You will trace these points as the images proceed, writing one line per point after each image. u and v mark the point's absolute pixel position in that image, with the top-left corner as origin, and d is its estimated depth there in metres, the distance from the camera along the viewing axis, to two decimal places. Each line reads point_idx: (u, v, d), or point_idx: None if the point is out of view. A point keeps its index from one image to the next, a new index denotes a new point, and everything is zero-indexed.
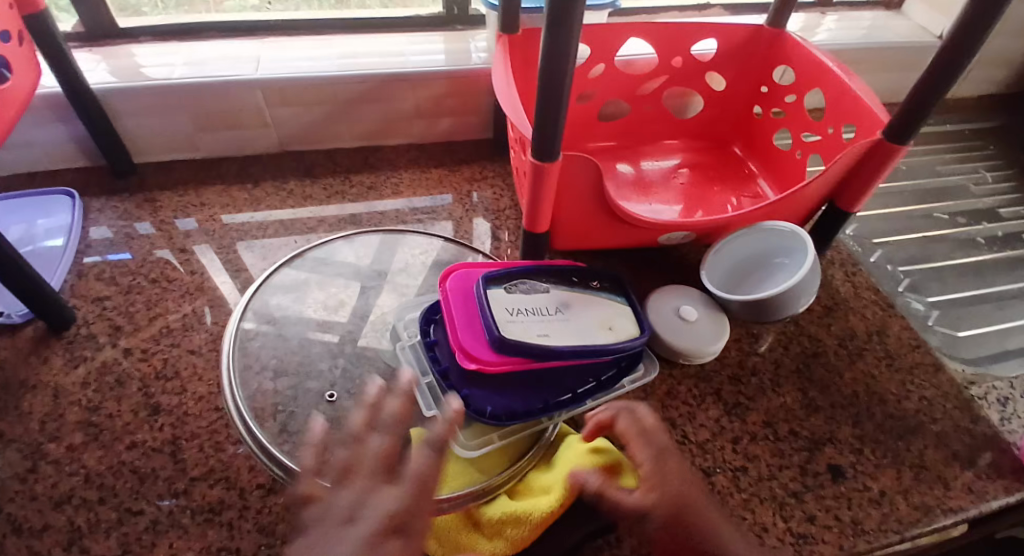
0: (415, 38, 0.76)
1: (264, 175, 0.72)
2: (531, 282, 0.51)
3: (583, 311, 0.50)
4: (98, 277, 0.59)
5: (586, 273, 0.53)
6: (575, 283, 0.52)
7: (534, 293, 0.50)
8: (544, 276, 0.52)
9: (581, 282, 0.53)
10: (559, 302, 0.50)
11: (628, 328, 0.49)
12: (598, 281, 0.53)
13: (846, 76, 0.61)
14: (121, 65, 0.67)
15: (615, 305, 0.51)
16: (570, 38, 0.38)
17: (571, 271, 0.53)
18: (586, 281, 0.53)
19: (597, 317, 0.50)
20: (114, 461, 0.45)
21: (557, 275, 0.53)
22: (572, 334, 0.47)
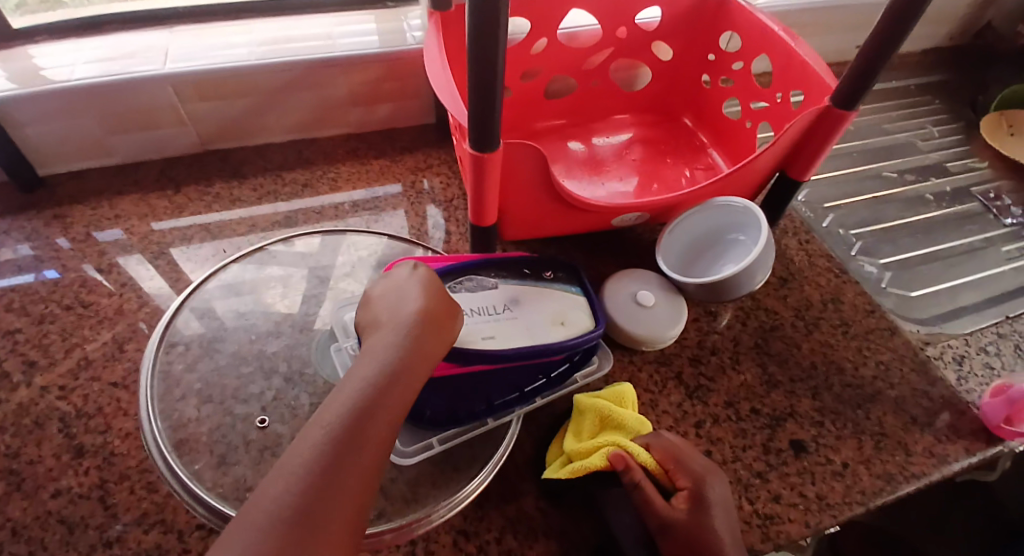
0: (344, 19, 0.71)
1: (187, 179, 0.66)
2: (479, 278, 0.48)
3: (534, 307, 0.47)
4: (7, 308, 0.54)
5: (539, 263, 0.50)
6: (527, 274, 0.49)
7: (480, 289, 0.47)
8: (494, 269, 0.48)
9: (532, 273, 0.49)
10: (508, 298, 0.47)
11: (582, 321, 0.46)
12: (552, 271, 0.50)
13: (789, 40, 0.59)
14: (17, 67, 0.60)
15: (569, 298, 0.48)
16: (498, 14, 0.35)
17: (524, 262, 0.49)
18: (538, 271, 0.49)
19: (550, 312, 0.47)
20: (38, 512, 0.42)
21: (507, 267, 0.49)
22: (521, 333, 0.44)
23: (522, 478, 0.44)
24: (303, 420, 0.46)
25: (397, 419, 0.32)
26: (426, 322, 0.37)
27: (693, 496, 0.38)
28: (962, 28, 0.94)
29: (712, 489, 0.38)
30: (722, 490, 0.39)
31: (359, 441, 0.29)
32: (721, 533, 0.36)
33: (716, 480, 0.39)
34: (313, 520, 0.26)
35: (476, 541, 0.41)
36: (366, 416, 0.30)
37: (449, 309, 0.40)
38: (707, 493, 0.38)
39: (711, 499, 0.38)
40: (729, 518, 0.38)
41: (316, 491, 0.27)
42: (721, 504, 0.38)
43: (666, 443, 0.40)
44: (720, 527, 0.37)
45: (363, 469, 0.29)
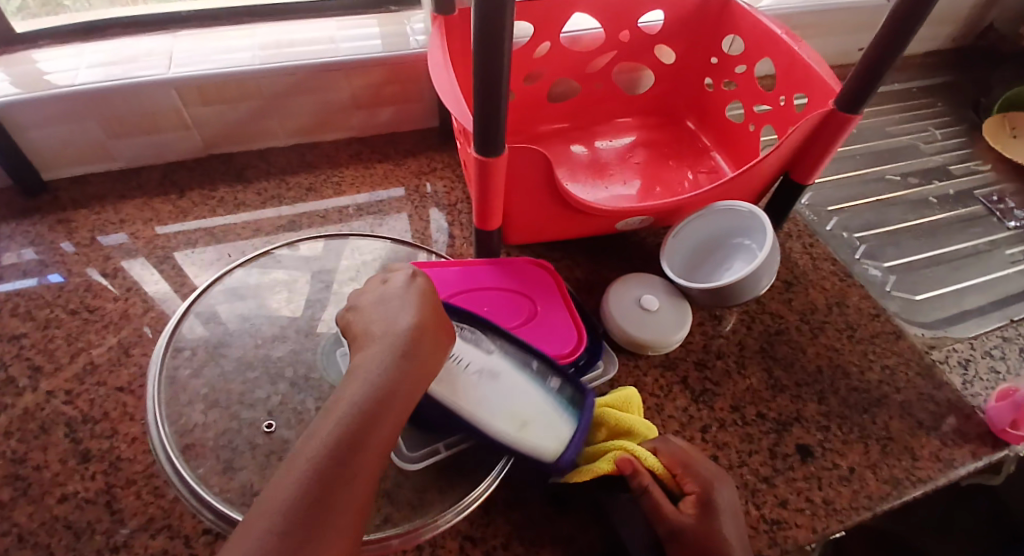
0: (347, 23, 0.71)
1: (191, 183, 0.67)
2: (475, 330, 0.45)
3: (509, 394, 0.43)
4: (12, 312, 0.54)
5: (549, 366, 0.45)
6: (527, 359, 0.45)
7: (469, 343, 0.45)
8: (495, 332, 0.46)
9: (536, 367, 0.44)
10: (492, 369, 0.43)
11: (544, 440, 0.41)
12: (557, 382, 0.44)
13: (792, 42, 0.59)
14: (22, 72, 0.60)
15: (553, 414, 0.43)
16: (505, 16, 0.35)
17: (535, 352, 0.45)
18: (545, 374, 0.44)
19: (520, 411, 0.42)
20: (45, 517, 0.42)
21: (516, 343, 0.45)
22: (473, 404, 0.41)
23: (528, 484, 0.44)
24: (308, 426, 0.46)
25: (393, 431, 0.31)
26: (423, 333, 0.36)
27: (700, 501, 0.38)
28: (964, 30, 0.94)
29: (719, 495, 0.38)
30: (729, 494, 0.39)
31: (359, 449, 0.29)
32: (728, 539, 0.36)
33: (723, 485, 0.39)
34: (313, 526, 0.26)
35: (483, 547, 0.41)
36: (363, 428, 0.30)
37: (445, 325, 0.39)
38: (715, 499, 0.38)
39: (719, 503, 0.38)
40: (736, 524, 0.38)
41: (316, 508, 0.26)
42: (728, 509, 0.38)
43: (675, 448, 0.40)
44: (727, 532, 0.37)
45: (361, 479, 0.28)
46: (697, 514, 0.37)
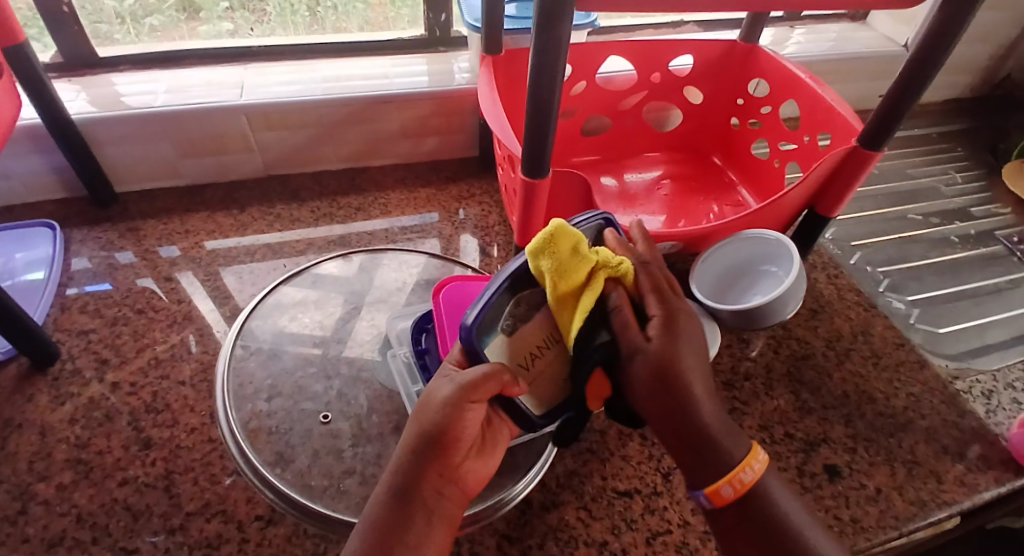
0: (399, 61, 0.77)
1: (250, 200, 0.71)
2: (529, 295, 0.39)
3: None
4: (81, 310, 0.58)
5: (579, 235, 0.41)
6: None
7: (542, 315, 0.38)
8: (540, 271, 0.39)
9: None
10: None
11: None
12: (591, 236, 0.42)
13: (816, 86, 0.63)
14: (102, 95, 0.66)
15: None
16: (561, 47, 0.40)
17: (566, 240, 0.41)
18: (579, 240, 0.41)
19: None
20: (106, 499, 0.44)
21: None
22: None
23: (564, 487, 0.46)
24: (358, 421, 0.49)
25: (437, 494, 0.34)
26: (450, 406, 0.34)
27: (657, 373, 0.36)
28: (982, 80, 0.97)
29: (690, 380, 0.36)
30: (699, 373, 0.37)
31: (405, 513, 0.33)
32: (701, 410, 0.37)
33: (691, 361, 0.37)
34: None
35: (519, 546, 0.43)
36: (405, 498, 0.33)
37: (472, 386, 0.33)
38: (683, 379, 0.36)
39: (686, 374, 0.36)
40: (706, 393, 0.38)
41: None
42: (692, 382, 0.37)
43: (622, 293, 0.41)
44: (701, 411, 0.37)
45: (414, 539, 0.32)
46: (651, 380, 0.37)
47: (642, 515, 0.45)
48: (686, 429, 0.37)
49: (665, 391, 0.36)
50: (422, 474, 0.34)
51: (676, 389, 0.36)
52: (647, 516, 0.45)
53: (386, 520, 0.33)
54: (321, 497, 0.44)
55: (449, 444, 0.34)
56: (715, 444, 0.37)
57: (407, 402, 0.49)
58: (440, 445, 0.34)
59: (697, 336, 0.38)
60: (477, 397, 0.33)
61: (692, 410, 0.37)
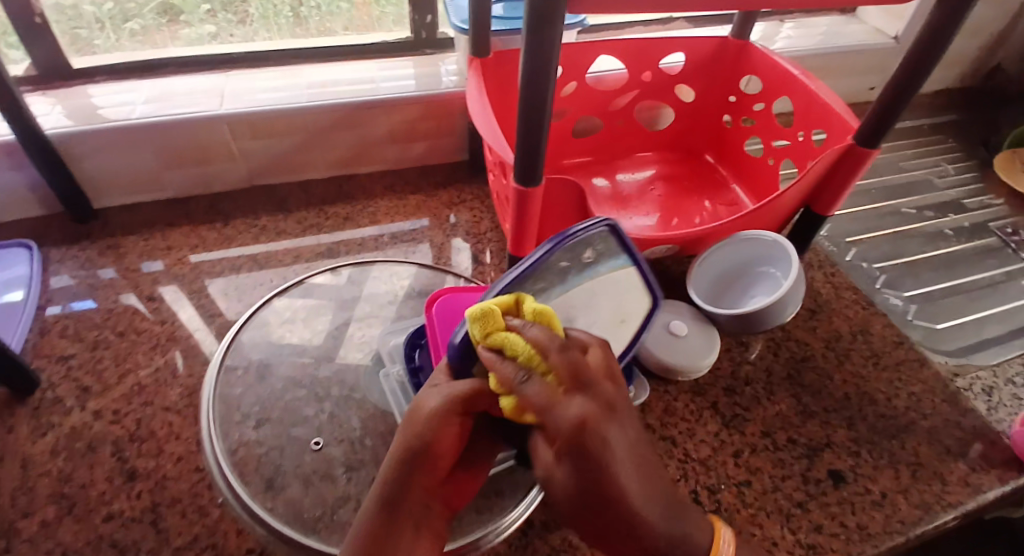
0: (386, 65, 0.75)
1: (235, 212, 0.70)
2: None
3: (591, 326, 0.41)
4: (62, 333, 0.56)
5: (575, 249, 0.41)
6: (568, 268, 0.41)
7: None
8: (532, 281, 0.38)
9: (572, 266, 0.41)
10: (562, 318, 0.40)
11: (637, 308, 0.45)
12: (591, 250, 0.43)
13: (809, 82, 0.62)
14: (78, 107, 0.64)
15: (617, 271, 0.44)
16: (552, 53, 0.39)
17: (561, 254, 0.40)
18: (576, 253, 0.42)
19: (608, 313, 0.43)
20: (91, 535, 0.43)
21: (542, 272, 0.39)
22: None
23: None
24: (351, 445, 0.47)
25: (423, 511, 0.32)
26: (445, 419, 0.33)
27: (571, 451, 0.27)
28: (971, 70, 0.97)
29: (610, 471, 0.27)
30: (624, 449, 0.28)
31: (391, 530, 0.31)
32: (629, 495, 0.28)
33: (619, 441, 0.28)
34: None
35: None
36: (391, 510, 0.31)
37: (462, 399, 0.33)
38: (605, 464, 0.27)
39: (610, 462, 0.27)
40: (638, 470, 0.29)
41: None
42: (623, 466, 0.28)
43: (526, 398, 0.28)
44: (637, 501, 0.28)
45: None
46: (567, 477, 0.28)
47: None
48: (608, 519, 0.28)
49: (577, 480, 0.27)
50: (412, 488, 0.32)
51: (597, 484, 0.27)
52: None
53: (371, 533, 0.31)
54: (315, 529, 0.42)
55: (439, 456, 0.33)
56: (643, 534, 0.29)
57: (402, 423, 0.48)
58: (430, 456, 0.32)
59: (625, 410, 0.29)
60: (466, 408, 0.33)
61: (621, 498, 0.27)
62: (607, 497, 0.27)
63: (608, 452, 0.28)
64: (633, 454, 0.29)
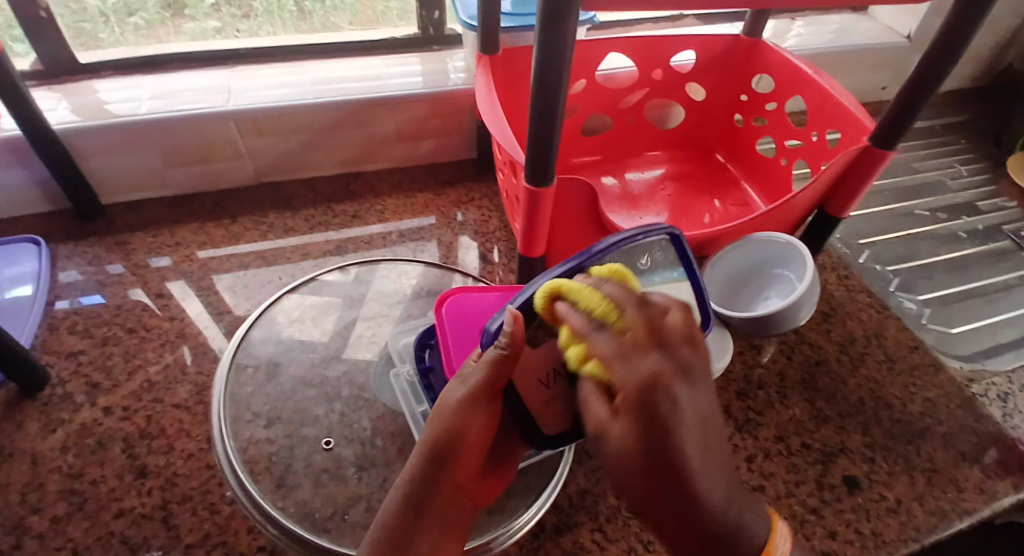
0: (393, 61, 0.75)
1: (242, 210, 0.69)
2: None
3: None
4: (70, 330, 0.56)
5: (633, 253, 0.42)
6: (624, 271, 0.42)
7: None
8: None
9: (627, 270, 0.42)
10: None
11: (684, 321, 0.47)
12: (648, 257, 0.43)
13: (824, 81, 0.61)
14: (85, 104, 0.63)
15: (671, 283, 0.45)
16: (566, 50, 0.38)
17: (619, 258, 0.41)
18: (634, 259, 0.42)
19: None
20: (102, 531, 0.42)
21: None
22: None
23: (577, 509, 0.45)
24: (361, 445, 0.47)
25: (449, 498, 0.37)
26: (466, 416, 0.36)
27: (637, 405, 0.29)
28: (983, 70, 0.96)
29: (677, 423, 0.29)
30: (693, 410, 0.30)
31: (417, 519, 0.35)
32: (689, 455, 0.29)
33: (688, 402, 0.30)
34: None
35: None
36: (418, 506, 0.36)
37: (485, 383, 0.36)
38: (674, 427, 0.29)
39: (676, 421, 0.29)
40: (702, 443, 0.30)
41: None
42: (688, 425, 0.29)
43: (601, 353, 0.31)
44: (697, 473, 0.29)
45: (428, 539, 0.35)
46: (626, 422, 0.30)
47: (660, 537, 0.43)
48: (665, 486, 0.29)
49: (641, 440, 0.29)
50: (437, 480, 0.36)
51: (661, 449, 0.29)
52: None
53: (401, 525, 0.35)
54: (326, 529, 0.42)
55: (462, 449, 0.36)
56: (698, 505, 0.29)
57: (412, 424, 0.48)
58: (456, 453, 0.36)
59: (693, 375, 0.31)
60: (486, 392, 0.36)
61: (683, 459, 0.29)
62: (666, 438, 0.29)
63: (677, 399, 0.30)
64: (700, 431, 0.30)
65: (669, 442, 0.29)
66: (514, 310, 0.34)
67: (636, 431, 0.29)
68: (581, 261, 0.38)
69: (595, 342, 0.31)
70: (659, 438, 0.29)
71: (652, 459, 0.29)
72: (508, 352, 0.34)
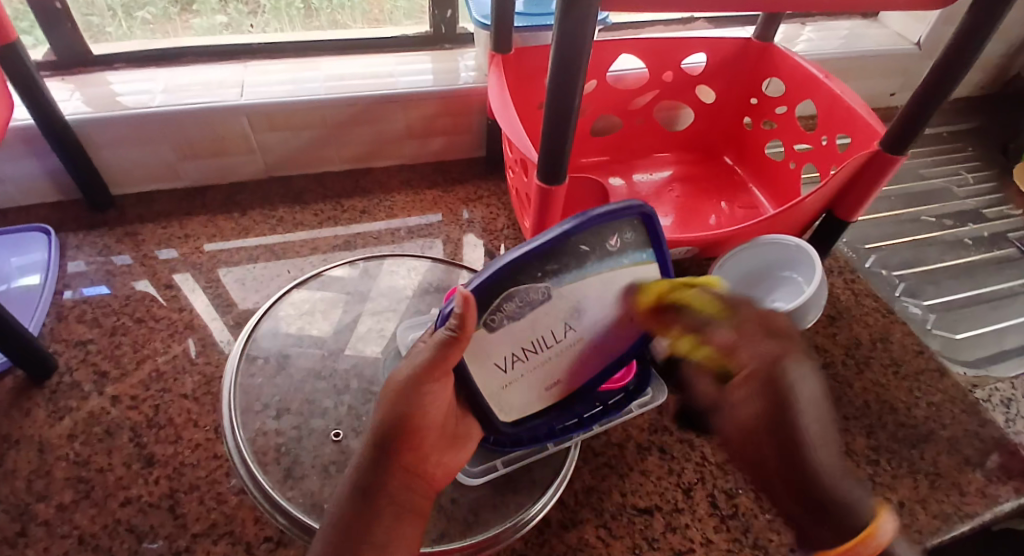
0: (405, 59, 0.75)
1: (251, 203, 0.69)
2: (525, 287, 0.33)
3: (600, 315, 0.38)
4: (79, 319, 0.56)
5: (603, 232, 0.35)
6: (587, 252, 0.35)
7: (530, 313, 0.34)
8: (540, 264, 0.33)
9: (594, 252, 0.35)
10: (570, 307, 0.35)
11: None
12: (616, 237, 0.36)
13: (835, 86, 0.61)
14: (97, 94, 0.64)
15: (642, 266, 0.38)
16: (583, 47, 0.38)
17: (581, 237, 0.34)
18: (601, 238, 0.35)
19: (625, 307, 0.39)
20: (108, 519, 0.43)
21: (560, 254, 0.33)
22: (588, 355, 0.40)
23: (582, 505, 0.45)
24: None
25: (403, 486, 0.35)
26: (412, 396, 0.33)
27: (762, 386, 0.32)
28: (992, 78, 0.96)
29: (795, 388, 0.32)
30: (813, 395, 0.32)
31: (367, 512, 0.33)
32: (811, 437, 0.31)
33: (801, 380, 0.32)
34: None
35: None
36: (366, 495, 0.34)
37: (433, 365, 0.32)
38: (797, 418, 0.31)
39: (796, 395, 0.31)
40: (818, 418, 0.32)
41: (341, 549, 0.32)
42: (805, 404, 0.31)
43: (727, 338, 0.34)
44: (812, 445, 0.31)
45: (384, 530, 0.33)
46: (758, 400, 0.32)
47: (664, 534, 0.44)
48: (799, 463, 0.31)
49: (763, 425, 0.31)
50: (385, 466, 0.34)
51: (789, 443, 0.30)
52: (669, 535, 0.44)
53: (349, 516, 0.33)
54: None
55: (411, 431, 0.34)
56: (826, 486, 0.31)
57: None
58: (396, 439, 0.34)
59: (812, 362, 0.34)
60: (433, 374, 0.33)
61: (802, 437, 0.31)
62: (789, 409, 0.31)
63: (794, 372, 0.32)
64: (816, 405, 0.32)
65: (792, 420, 0.31)
66: (465, 291, 0.31)
67: (764, 412, 0.31)
68: (547, 243, 0.33)
69: (716, 334, 0.35)
70: (780, 412, 0.31)
71: (789, 437, 0.31)
72: (458, 336, 0.31)
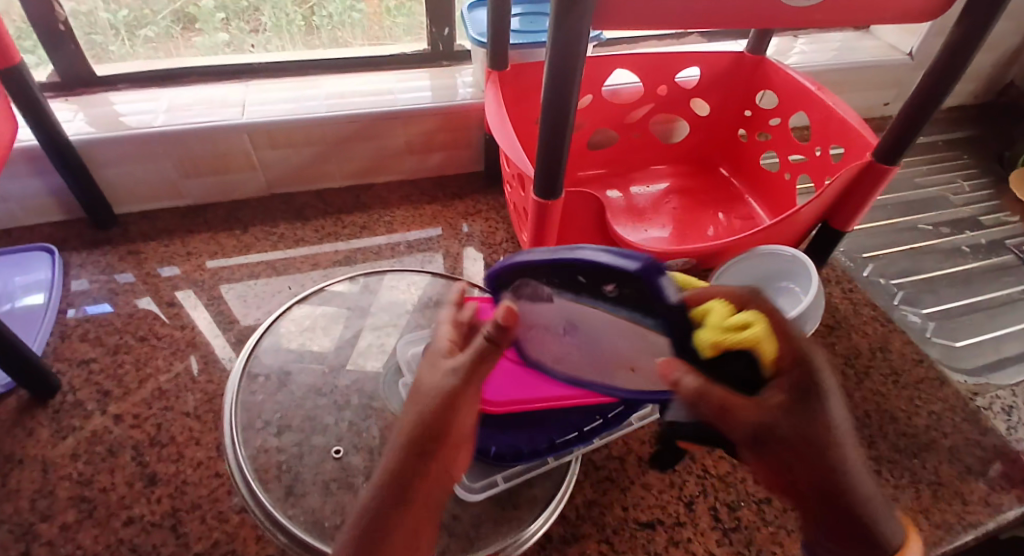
0: (404, 76, 0.76)
1: (253, 220, 0.70)
2: (529, 285, 0.38)
3: (598, 340, 0.38)
4: (82, 337, 0.57)
5: (602, 271, 0.35)
6: (585, 284, 0.36)
7: (530, 308, 0.38)
8: (546, 275, 0.38)
9: (590, 286, 0.36)
10: (563, 318, 0.38)
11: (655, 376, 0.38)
12: (619, 285, 0.35)
13: (828, 99, 0.62)
14: (100, 115, 0.65)
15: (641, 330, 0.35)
16: (577, 64, 0.39)
17: (580, 268, 0.36)
18: (604, 277, 0.36)
19: (620, 352, 0.38)
20: (111, 538, 0.43)
21: (561, 275, 0.37)
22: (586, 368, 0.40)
23: (583, 519, 0.45)
24: (369, 454, 0.47)
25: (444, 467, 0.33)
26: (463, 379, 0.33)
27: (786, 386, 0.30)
28: (985, 87, 0.97)
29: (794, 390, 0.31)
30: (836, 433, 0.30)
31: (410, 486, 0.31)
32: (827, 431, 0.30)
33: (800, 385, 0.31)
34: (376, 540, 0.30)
35: None
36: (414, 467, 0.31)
37: (472, 367, 0.34)
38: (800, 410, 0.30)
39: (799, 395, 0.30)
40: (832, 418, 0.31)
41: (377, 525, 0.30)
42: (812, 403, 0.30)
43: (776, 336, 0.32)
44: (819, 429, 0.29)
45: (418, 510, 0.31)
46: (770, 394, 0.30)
47: (666, 548, 0.44)
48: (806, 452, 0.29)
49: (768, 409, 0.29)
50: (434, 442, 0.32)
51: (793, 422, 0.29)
52: (671, 548, 0.44)
53: (391, 487, 0.31)
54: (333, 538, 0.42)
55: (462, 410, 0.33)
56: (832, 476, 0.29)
57: None
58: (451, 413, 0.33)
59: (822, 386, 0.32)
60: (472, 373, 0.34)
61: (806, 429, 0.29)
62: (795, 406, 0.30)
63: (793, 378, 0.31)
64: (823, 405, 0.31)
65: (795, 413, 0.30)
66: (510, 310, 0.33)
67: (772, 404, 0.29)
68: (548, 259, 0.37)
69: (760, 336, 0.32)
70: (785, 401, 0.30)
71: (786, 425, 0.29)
72: (497, 343, 0.33)
